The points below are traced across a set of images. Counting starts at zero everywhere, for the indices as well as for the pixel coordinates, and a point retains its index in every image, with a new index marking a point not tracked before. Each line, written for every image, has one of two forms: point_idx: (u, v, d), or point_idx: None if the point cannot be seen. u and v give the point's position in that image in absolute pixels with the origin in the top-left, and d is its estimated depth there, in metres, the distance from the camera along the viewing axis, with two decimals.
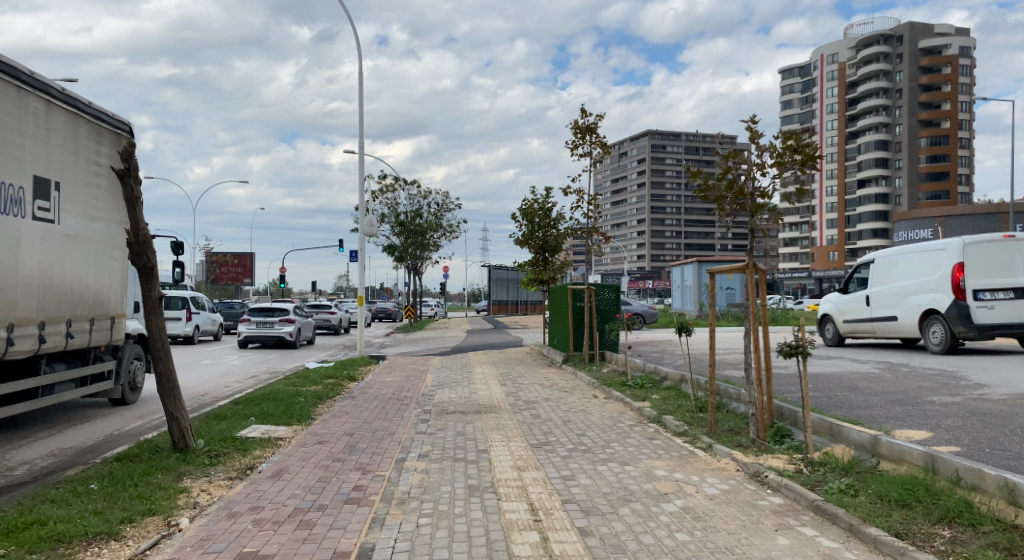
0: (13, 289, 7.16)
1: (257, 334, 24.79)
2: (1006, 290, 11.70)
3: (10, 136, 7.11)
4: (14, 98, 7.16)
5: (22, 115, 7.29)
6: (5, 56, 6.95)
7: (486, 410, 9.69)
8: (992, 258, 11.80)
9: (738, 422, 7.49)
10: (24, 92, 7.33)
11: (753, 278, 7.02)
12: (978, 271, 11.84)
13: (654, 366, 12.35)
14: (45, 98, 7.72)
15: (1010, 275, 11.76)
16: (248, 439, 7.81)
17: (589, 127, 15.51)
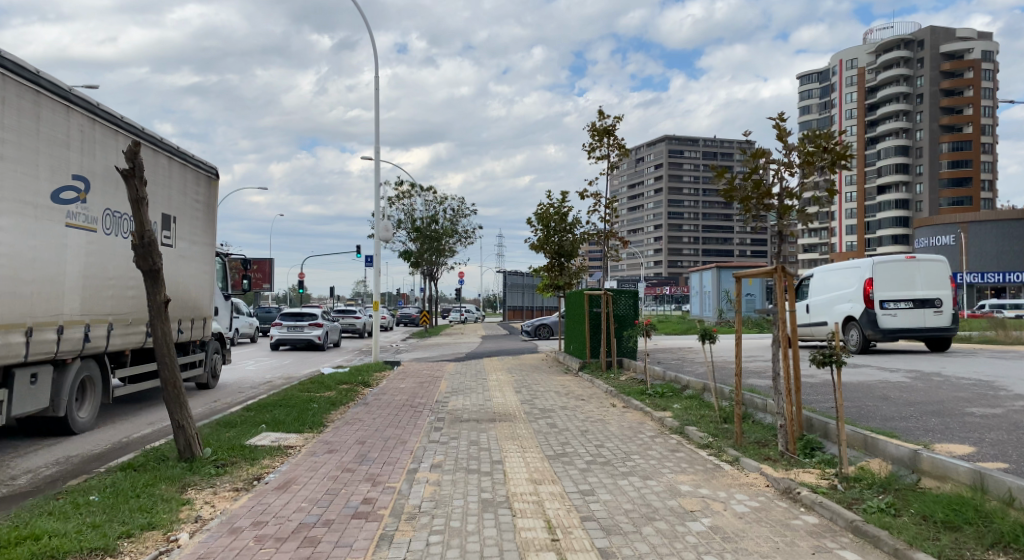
0: None
1: (288, 337, 25.40)
2: (907, 301, 13.22)
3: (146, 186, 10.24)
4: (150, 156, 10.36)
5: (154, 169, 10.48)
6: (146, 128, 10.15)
7: (502, 419, 9.40)
8: (897, 274, 13.31)
9: (765, 433, 7.15)
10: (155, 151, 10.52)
11: (782, 285, 6.72)
12: (884, 285, 13.35)
13: (674, 373, 12.00)
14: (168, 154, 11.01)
15: (911, 288, 13.24)
16: (257, 448, 7.60)
17: (607, 129, 15.25)
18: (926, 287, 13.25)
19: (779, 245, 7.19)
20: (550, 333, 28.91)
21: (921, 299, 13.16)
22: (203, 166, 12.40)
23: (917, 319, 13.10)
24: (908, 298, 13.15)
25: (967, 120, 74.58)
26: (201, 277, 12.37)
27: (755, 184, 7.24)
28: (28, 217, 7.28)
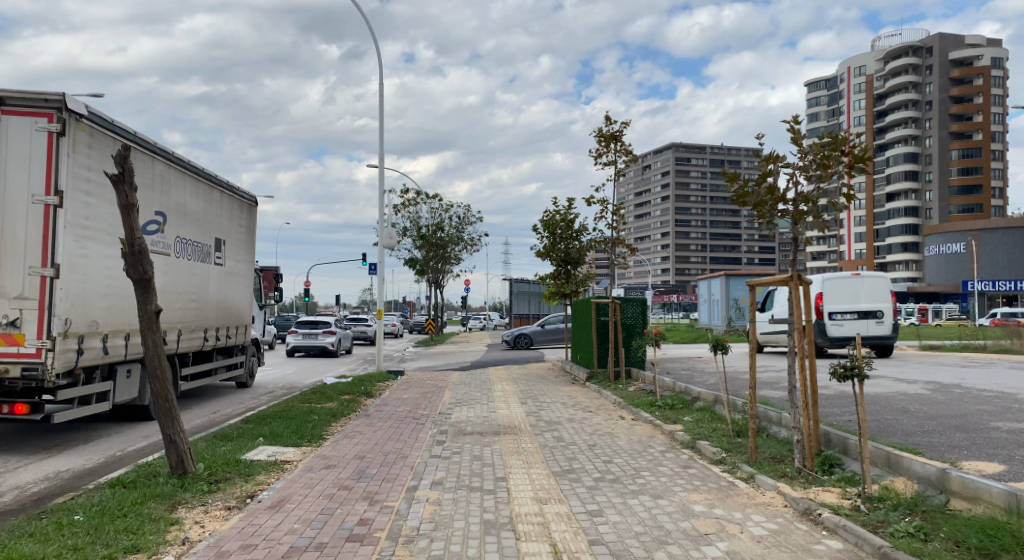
0: (206, 305, 12.36)
1: (303, 345, 25.82)
2: (852, 313, 14.44)
3: (206, 216, 12.31)
4: (208, 191, 12.42)
5: (211, 202, 12.57)
6: (205, 169, 12.20)
7: (506, 432, 9.12)
8: (843, 289, 14.55)
9: (780, 448, 6.86)
10: (213, 189, 12.62)
11: (797, 292, 6.45)
12: (833, 298, 14.57)
13: (684, 384, 11.71)
14: (223, 189, 13.11)
15: (855, 300, 14.49)
16: (253, 463, 7.35)
17: (614, 135, 15.01)
18: (869, 300, 14.52)
19: (794, 253, 6.92)
20: (529, 343, 28.68)
21: (864, 311, 14.46)
22: (247, 198, 14.48)
23: (861, 329, 14.41)
24: (857, 312, 14.45)
25: (977, 127, 74.09)
26: (242, 294, 14.30)
27: (768, 189, 6.97)
28: None
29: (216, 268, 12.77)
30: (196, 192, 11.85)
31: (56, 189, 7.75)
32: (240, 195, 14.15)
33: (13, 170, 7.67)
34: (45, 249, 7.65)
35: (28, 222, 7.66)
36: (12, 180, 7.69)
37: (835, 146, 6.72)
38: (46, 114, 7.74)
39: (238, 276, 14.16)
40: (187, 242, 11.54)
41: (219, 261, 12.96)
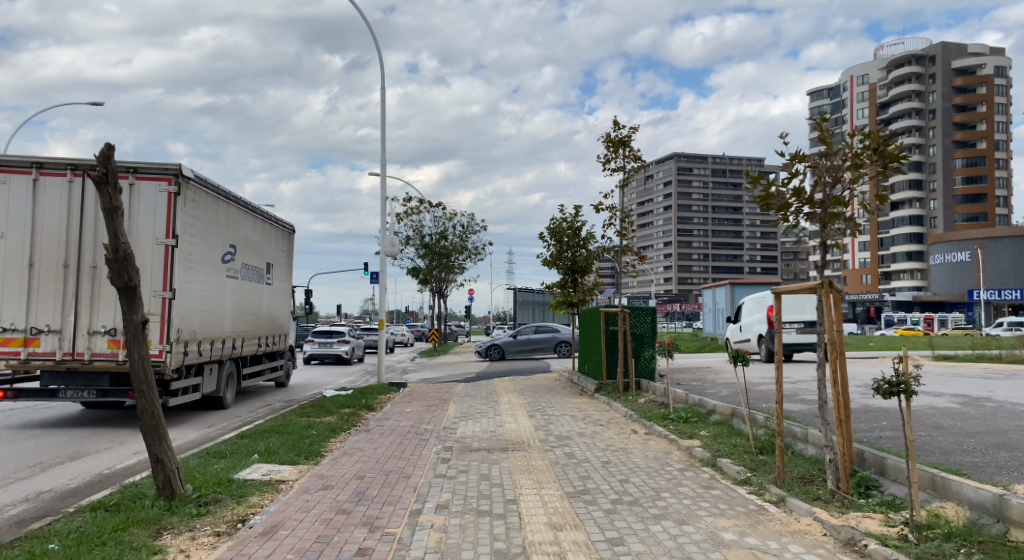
0: (263, 319, 14.94)
1: (319, 353, 26.45)
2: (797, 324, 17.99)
3: (263, 247, 14.82)
4: (266, 227, 14.94)
5: (268, 235, 15.10)
6: (265, 209, 14.70)
7: (514, 448, 8.67)
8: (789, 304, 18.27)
9: (809, 468, 6.41)
10: (269, 225, 15.18)
11: (828, 302, 6.03)
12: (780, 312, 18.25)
13: (697, 396, 11.23)
14: (276, 223, 15.63)
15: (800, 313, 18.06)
16: (245, 482, 6.93)
17: (622, 139, 14.62)
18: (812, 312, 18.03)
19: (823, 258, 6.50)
20: (500, 354, 28.14)
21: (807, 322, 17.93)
22: (290, 230, 17.03)
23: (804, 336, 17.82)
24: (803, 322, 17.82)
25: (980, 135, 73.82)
26: (286, 307, 16.80)
27: (796, 192, 6.54)
28: (211, 274, 11.79)
29: (269, 287, 15.24)
30: (258, 227, 14.35)
31: (173, 233, 10.44)
32: (285, 227, 16.71)
33: (143, 219, 10.32)
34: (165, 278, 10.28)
35: (152, 258, 10.34)
36: (141, 226, 10.37)
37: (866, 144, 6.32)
38: (167, 178, 10.45)
39: (283, 292, 16.58)
40: (251, 267, 14.06)
41: (271, 282, 15.45)
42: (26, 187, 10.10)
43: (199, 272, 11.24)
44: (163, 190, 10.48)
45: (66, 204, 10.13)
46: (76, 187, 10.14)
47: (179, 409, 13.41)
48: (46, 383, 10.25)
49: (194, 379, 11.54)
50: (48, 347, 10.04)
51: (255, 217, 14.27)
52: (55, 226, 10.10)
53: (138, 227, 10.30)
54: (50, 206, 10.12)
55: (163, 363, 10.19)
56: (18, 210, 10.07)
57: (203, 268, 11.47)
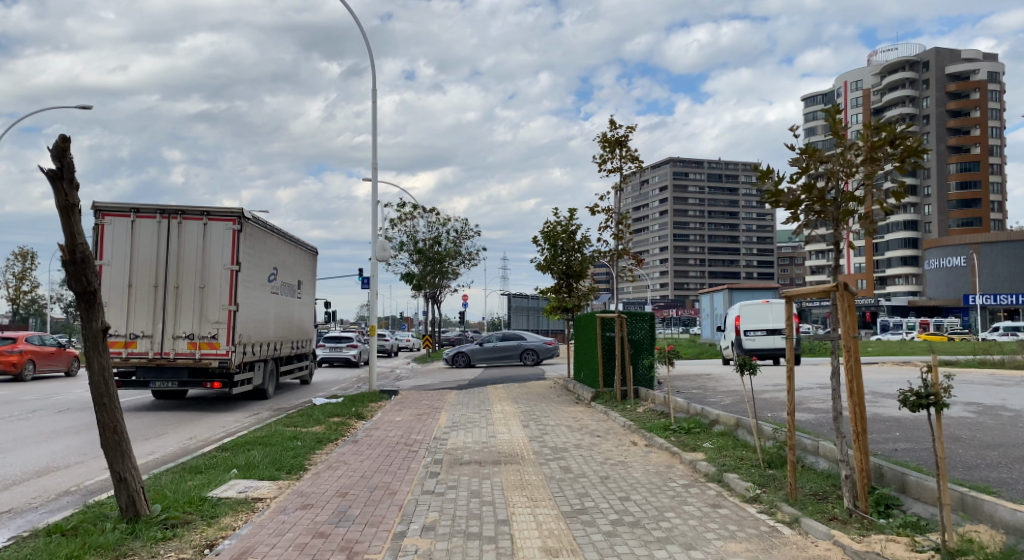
0: (295, 325, 17.89)
1: (330, 358, 26.59)
2: (762, 330, 20.39)
3: (295, 267, 17.79)
4: (297, 252, 17.91)
5: (298, 258, 18.06)
6: (295, 237, 17.58)
7: (507, 461, 8.23)
8: (755, 312, 20.60)
9: (822, 484, 6.00)
10: (299, 250, 18.13)
11: (842, 305, 5.63)
12: (748, 319, 20.62)
13: (699, 405, 10.77)
14: (305, 248, 18.59)
15: (765, 320, 20.45)
16: (219, 502, 6.47)
17: (619, 140, 14.24)
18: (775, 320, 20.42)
19: (837, 258, 6.04)
20: (466, 361, 27.61)
21: (771, 329, 20.35)
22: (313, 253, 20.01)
23: (768, 342, 20.31)
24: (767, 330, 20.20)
25: (975, 140, 73.76)
26: (311, 317, 19.62)
27: (806, 187, 6.13)
28: (260, 291, 14.62)
29: (299, 300, 18.17)
30: (291, 252, 17.28)
31: (236, 261, 13.34)
32: (310, 250, 19.66)
33: (214, 251, 13.25)
34: (230, 295, 13.20)
35: (220, 280, 13.24)
36: (212, 256, 13.28)
37: (882, 137, 5.91)
38: (231, 220, 13.36)
39: (308, 304, 19.52)
40: (287, 284, 17.05)
41: (301, 296, 18.40)
42: (126, 228, 13.13)
43: (253, 290, 14.14)
44: (228, 228, 13.40)
45: (156, 240, 13.17)
46: (164, 227, 13.20)
47: (163, 419, 12.96)
48: (141, 376, 13.44)
49: (248, 372, 14.56)
50: (143, 348, 13.09)
51: (290, 243, 17.15)
52: (148, 257, 13.15)
53: (210, 257, 13.22)
54: (146, 242, 13.16)
55: (228, 359, 13.18)
56: (120, 245, 13.11)
57: (255, 287, 14.40)
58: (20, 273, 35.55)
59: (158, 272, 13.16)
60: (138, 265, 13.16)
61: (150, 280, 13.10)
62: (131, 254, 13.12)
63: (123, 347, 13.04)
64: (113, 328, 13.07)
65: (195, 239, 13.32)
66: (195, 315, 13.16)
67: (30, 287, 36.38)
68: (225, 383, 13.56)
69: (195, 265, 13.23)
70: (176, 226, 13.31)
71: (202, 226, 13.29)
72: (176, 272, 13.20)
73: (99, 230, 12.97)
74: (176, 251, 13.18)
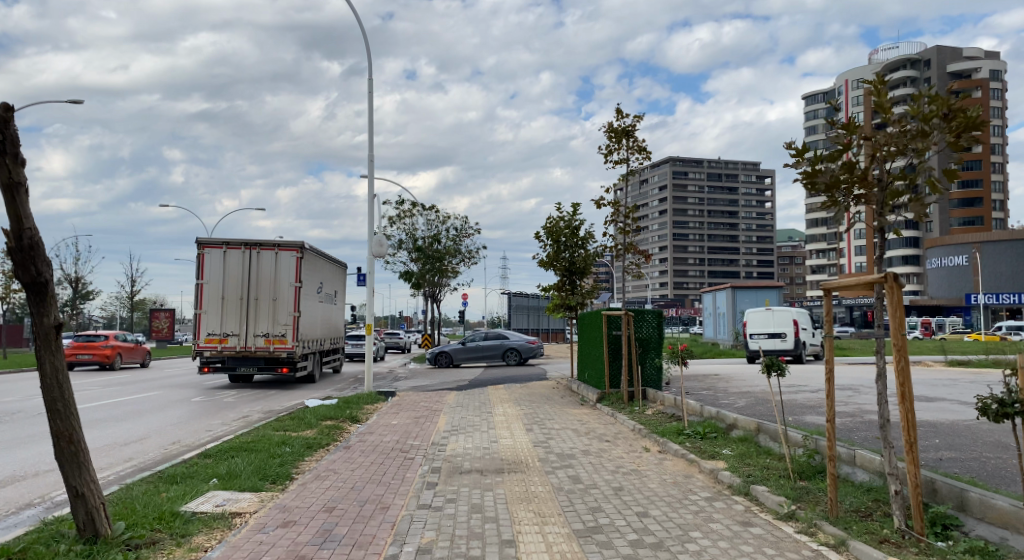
0: (333, 325, 22.25)
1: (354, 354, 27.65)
2: (765, 332, 20.68)
3: (333, 282, 22.23)
4: (334, 269, 22.34)
5: (335, 274, 22.54)
6: (334, 259, 21.92)
7: (511, 470, 7.60)
8: (761, 317, 20.96)
9: (865, 499, 5.41)
10: (335, 267, 22.50)
11: (887, 297, 5.04)
12: (754, 323, 21.02)
13: (714, 408, 10.10)
14: (337, 266, 22.96)
15: (767, 324, 20.76)
16: (193, 517, 5.86)
17: (626, 129, 13.61)
18: (776, 323, 20.68)
19: (882, 246, 5.43)
20: (448, 361, 27.13)
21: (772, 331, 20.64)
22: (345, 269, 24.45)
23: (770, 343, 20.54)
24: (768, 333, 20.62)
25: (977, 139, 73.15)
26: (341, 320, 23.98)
27: (848, 167, 5.47)
28: (311, 300, 18.91)
29: (336, 306, 22.64)
30: (330, 269, 21.64)
31: (298, 279, 17.71)
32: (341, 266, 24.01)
33: (283, 272, 17.60)
34: (295, 304, 17.57)
35: (288, 293, 17.58)
36: (282, 275, 17.63)
37: (933, 109, 5.22)
38: (295, 249, 17.71)
39: (340, 309, 23.99)
40: (328, 294, 21.51)
41: (337, 303, 22.83)
42: (219, 256, 17.47)
43: (308, 301, 18.51)
44: (293, 255, 17.75)
45: (242, 264, 17.51)
46: (247, 254, 17.53)
47: (149, 422, 12.38)
48: (228, 364, 17.76)
49: (306, 361, 18.94)
50: (232, 343, 17.45)
51: (329, 261, 21.54)
52: (236, 277, 17.50)
53: (280, 276, 17.58)
54: (233, 266, 17.51)
55: (293, 351, 17.58)
56: (215, 267, 17.48)
57: (309, 299, 18.82)
58: (8, 272, 34.75)
59: (242, 287, 17.51)
60: (228, 282, 17.51)
61: (238, 293, 17.49)
62: (223, 274, 17.45)
63: (217, 342, 17.40)
64: (210, 329, 17.48)
65: (269, 263, 17.71)
66: (270, 318, 17.52)
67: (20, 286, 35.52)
68: (291, 368, 17.90)
69: (269, 283, 17.58)
70: (254, 254, 17.65)
71: (274, 254, 17.62)
72: (256, 288, 17.53)
73: (201, 258, 17.35)
74: (256, 272, 17.54)
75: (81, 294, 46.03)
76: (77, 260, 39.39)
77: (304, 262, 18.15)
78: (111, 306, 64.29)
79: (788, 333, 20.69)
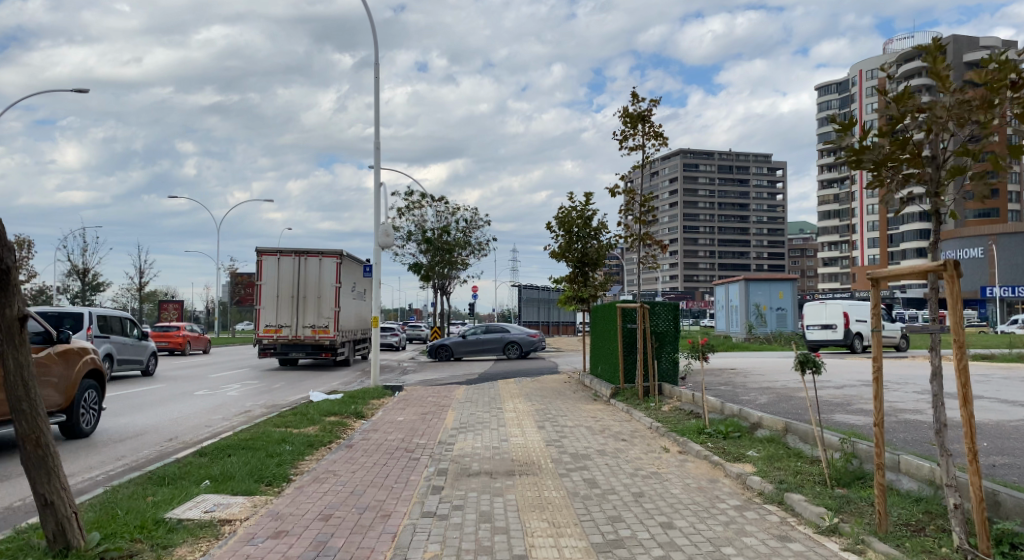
0: (365, 319, 25.23)
1: None
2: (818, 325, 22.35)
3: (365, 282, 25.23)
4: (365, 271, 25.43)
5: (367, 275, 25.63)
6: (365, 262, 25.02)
7: (523, 472, 7.12)
8: (816, 311, 22.62)
9: (914, 511, 4.90)
10: None
11: (945, 287, 4.49)
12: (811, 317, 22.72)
13: (737, 406, 9.55)
14: None
15: (820, 317, 22.41)
16: (178, 525, 5.40)
17: (642, 114, 13.04)
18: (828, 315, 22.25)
19: (938, 229, 4.89)
20: (448, 354, 26.70)
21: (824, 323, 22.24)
22: None
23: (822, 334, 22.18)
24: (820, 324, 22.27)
25: None
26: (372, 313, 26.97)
27: (899, 143, 4.90)
28: (348, 296, 21.86)
29: (368, 302, 25.57)
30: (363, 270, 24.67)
31: (338, 280, 20.68)
32: None
33: (326, 275, 20.62)
34: (336, 301, 20.54)
35: (330, 292, 20.61)
36: (325, 277, 20.66)
37: (1000, 79, 4.62)
38: (335, 255, 20.72)
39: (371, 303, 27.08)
40: (361, 292, 24.49)
41: (369, 299, 25.81)
42: (274, 262, 20.61)
43: (346, 298, 21.58)
44: (334, 261, 20.76)
45: (293, 268, 20.61)
46: (296, 260, 20.63)
47: (148, 417, 12.01)
48: (280, 350, 20.71)
49: (344, 348, 21.91)
50: (285, 333, 20.57)
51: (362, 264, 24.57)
52: (288, 278, 20.61)
53: (324, 278, 20.60)
54: (286, 269, 20.63)
55: (335, 339, 20.54)
56: (271, 271, 20.60)
57: (348, 297, 21.87)
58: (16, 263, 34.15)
59: (293, 287, 20.59)
60: (282, 282, 20.61)
61: (290, 292, 20.58)
62: (277, 276, 20.58)
63: (273, 332, 20.48)
64: (267, 321, 20.54)
65: (315, 267, 20.74)
66: (316, 312, 20.53)
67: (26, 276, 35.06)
68: (333, 353, 20.80)
69: (315, 283, 20.60)
70: (303, 260, 20.72)
71: (318, 261, 20.68)
72: (303, 288, 20.58)
73: (259, 263, 20.43)
74: (304, 274, 20.59)
75: (91, 286, 45.90)
76: (85, 251, 39.10)
77: (342, 266, 21.16)
78: (122, 298, 64.15)
79: (839, 326, 22.11)
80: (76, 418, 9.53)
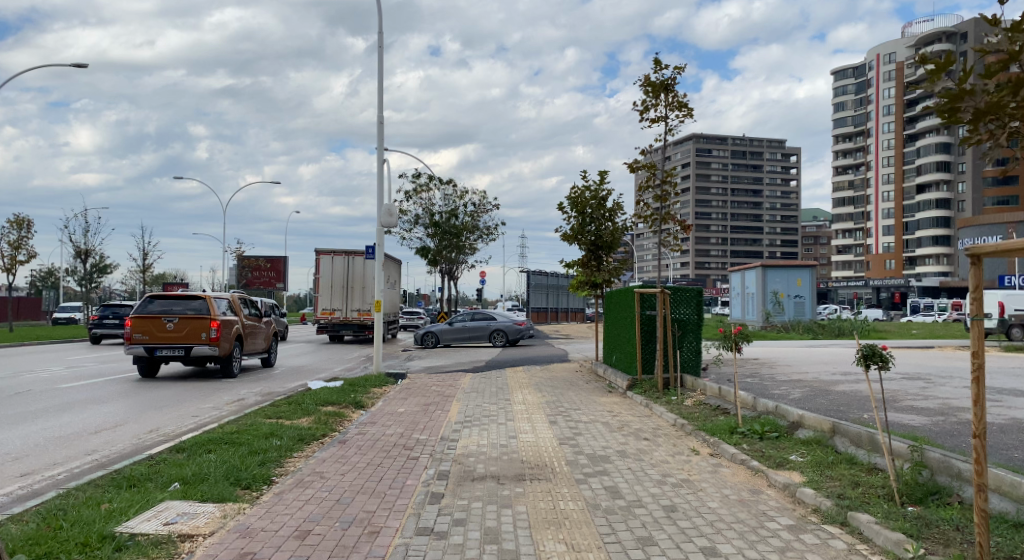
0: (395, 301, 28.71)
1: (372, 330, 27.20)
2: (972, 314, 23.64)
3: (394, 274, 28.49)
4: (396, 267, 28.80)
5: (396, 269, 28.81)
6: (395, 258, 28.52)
7: (534, 476, 6.25)
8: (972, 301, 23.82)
9: (1017, 542, 3.97)
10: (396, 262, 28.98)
11: None
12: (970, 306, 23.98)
13: (770, 402, 8.63)
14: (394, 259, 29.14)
15: None
16: (129, 543, 4.55)
17: (665, 83, 12.03)
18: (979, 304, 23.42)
19: None
20: (434, 341, 25.72)
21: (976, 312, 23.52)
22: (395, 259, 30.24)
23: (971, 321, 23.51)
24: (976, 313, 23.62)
25: None
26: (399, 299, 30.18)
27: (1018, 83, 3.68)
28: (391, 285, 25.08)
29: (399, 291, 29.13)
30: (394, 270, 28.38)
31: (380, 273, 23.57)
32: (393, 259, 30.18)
33: (370, 269, 23.59)
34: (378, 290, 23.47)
35: (373, 282, 23.61)
36: (370, 271, 23.67)
37: None
38: None
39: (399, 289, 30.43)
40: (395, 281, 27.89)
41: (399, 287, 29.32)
42: (330, 259, 23.86)
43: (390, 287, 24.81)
44: None
45: (345, 263, 23.79)
46: (349, 257, 23.86)
47: (134, 403, 11.31)
48: (334, 329, 23.92)
49: None
50: (338, 314, 23.76)
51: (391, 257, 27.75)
52: (341, 271, 23.82)
53: (369, 271, 23.62)
54: (339, 263, 23.78)
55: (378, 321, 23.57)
56: (327, 265, 23.90)
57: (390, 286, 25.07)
58: (16, 243, 33.48)
59: (345, 278, 23.65)
60: (336, 275, 23.76)
61: (341, 282, 23.65)
62: (333, 270, 23.74)
63: (329, 314, 23.75)
64: (324, 305, 23.77)
65: (362, 263, 23.77)
66: (363, 299, 23.63)
67: (26, 256, 34.38)
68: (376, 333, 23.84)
69: (362, 275, 23.65)
70: (354, 257, 23.84)
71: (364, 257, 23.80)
72: (354, 279, 23.69)
73: (316, 261, 23.74)
74: (353, 268, 23.66)
75: (94, 267, 45.25)
76: (87, 232, 38.40)
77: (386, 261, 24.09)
78: (129, 279, 63.57)
79: (993, 313, 24.05)
80: (270, 354, 17.36)
